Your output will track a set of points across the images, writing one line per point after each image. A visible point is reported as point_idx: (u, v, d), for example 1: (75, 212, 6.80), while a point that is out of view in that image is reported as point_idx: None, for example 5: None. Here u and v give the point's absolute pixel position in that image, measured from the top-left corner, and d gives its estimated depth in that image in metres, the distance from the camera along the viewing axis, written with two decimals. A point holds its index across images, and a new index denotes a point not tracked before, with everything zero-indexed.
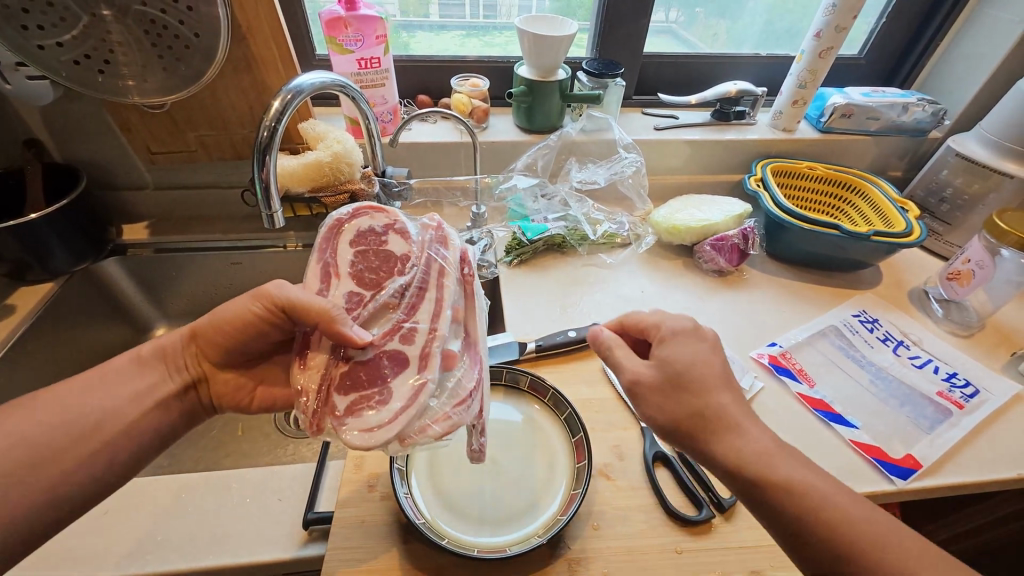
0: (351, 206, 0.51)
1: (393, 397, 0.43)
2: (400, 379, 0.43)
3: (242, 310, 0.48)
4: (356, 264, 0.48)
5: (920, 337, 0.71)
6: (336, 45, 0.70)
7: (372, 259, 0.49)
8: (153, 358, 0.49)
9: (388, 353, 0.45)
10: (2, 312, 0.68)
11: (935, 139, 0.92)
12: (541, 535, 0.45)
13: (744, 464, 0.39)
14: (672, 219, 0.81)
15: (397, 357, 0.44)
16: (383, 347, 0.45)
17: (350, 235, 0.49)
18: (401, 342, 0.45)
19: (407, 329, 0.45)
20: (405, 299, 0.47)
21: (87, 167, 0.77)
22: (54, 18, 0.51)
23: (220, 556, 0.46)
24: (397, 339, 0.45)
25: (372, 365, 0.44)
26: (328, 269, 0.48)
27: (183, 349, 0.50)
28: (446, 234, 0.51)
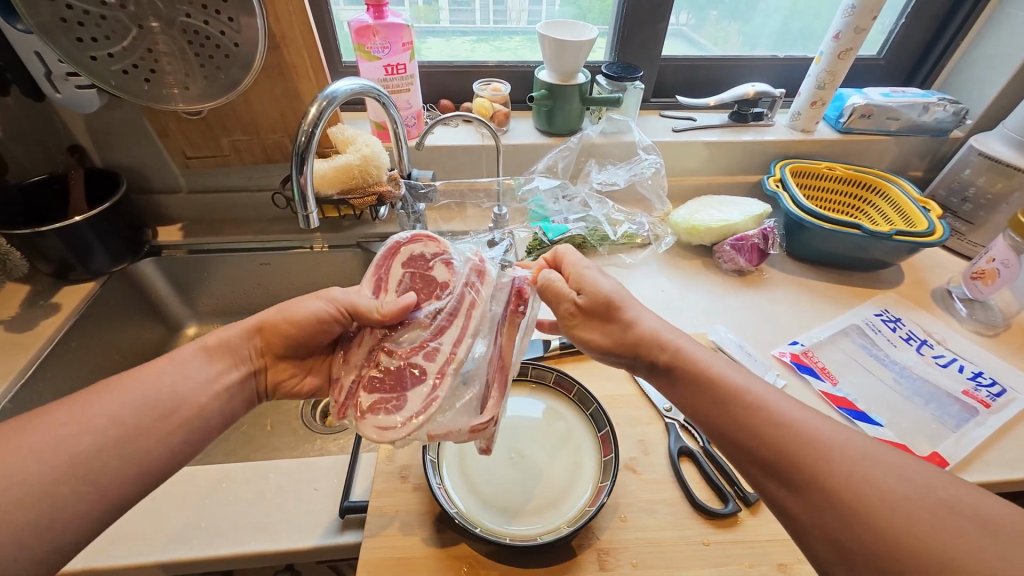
0: (409, 231, 0.55)
1: (409, 403, 0.45)
2: (417, 391, 0.46)
3: (317, 315, 0.51)
4: (403, 282, 0.52)
5: (944, 336, 0.71)
6: (364, 52, 0.73)
7: (417, 282, 0.52)
8: (218, 349, 0.49)
9: (410, 367, 0.47)
10: (47, 310, 0.71)
11: (956, 139, 0.92)
12: (570, 526, 0.46)
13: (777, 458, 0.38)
14: (691, 219, 0.82)
15: (420, 371, 0.47)
16: (408, 359, 0.48)
17: (404, 257, 0.53)
18: (425, 358, 0.47)
19: (431, 347, 0.48)
20: (439, 317, 0.49)
21: (126, 171, 0.80)
22: (106, 31, 0.54)
23: (262, 542, 0.48)
24: (421, 354, 0.48)
25: (397, 373, 0.47)
26: (380, 282, 0.52)
27: (245, 340, 0.51)
28: (485, 268, 0.53)
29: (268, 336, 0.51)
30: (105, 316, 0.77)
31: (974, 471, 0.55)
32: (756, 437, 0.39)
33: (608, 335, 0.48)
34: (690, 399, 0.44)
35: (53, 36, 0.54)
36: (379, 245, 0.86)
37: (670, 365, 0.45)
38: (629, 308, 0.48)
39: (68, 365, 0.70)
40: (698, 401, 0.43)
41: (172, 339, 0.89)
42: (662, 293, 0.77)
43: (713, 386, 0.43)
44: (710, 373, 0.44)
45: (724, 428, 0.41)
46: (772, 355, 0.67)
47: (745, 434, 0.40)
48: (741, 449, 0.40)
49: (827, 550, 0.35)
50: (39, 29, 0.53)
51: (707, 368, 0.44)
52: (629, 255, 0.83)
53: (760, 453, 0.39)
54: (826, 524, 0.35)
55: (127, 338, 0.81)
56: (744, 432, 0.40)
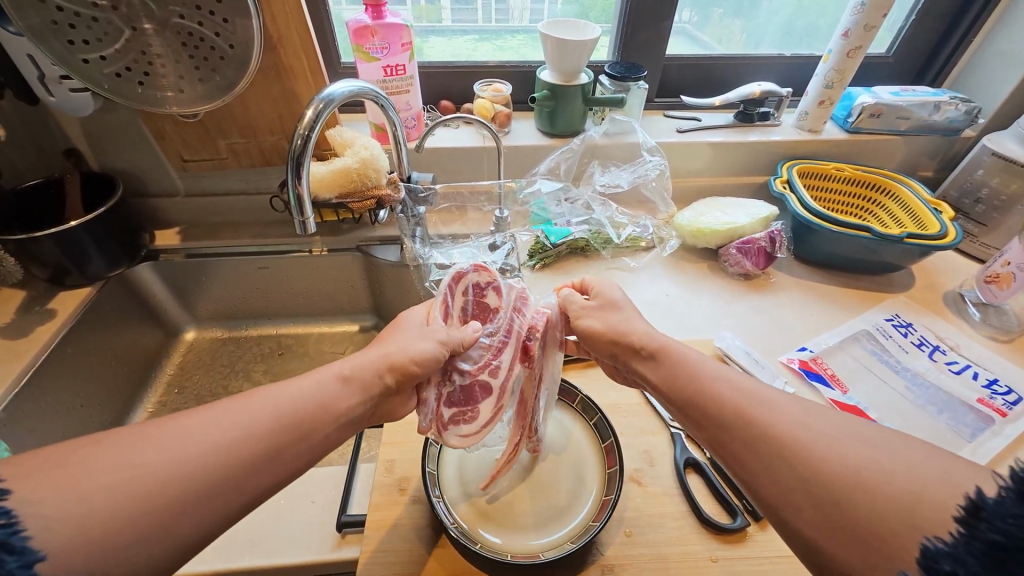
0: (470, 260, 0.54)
1: (483, 415, 0.49)
2: (486, 404, 0.49)
3: (434, 358, 0.46)
4: (467, 310, 0.53)
5: (957, 341, 0.69)
6: (362, 53, 0.71)
7: (472, 307, 0.53)
8: (353, 382, 0.42)
9: (479, 384, 0.50)
10: (43, 316, 0.70)
11: (967, 138, 0.90)
12: (573, 541, 0.45)
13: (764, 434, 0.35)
14: (696, 222, 0.81)
15: (487, 387, 0.50)
16: (476, 377, 0.50)
17: (468, 287, 0.53)
18: (491, 373, 0.50)
19: (494, 364, 0.50)
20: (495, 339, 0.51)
21: (122, 175, 0.79)
22: (98, 33, 0.53)
23: (258, 557, 0.46)
24: (488, 371, 0.50)
25: (470, 390, 0.50)
26: (450, 311, 0.51)
27: (379, 375, 0.44)
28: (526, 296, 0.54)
29: (402, 376, 0.45)
30: (103, 320, 0.76)
31: None
32: (723, 411, 0.38)
33: (603, 325, 0.49)
34: (665, 380, 0.43)
35: (43, 39, 0.52)
36: (379, 248, 0.84)
37: (654, 353, 0.45)
38: (618, 317, 0.49)
39: (64, 372, 0.69)
40: (668, 382, 0.42)
41: (170, 344, 0.88)
42: (667, 297, 0.76)
43: (681, 367, 0.42)
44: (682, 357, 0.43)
45: (692, 404, 0.40)
46: (779, 362, 0.66)
47: (712, 407, 0.38)
48: (707, 425, 0.39)
49: (794, 518, 0.32)
50: (30, 32, 0.52)
51: (679, 354, 0.44)
52: (632, 258, 0.82)
53: (725, 426, 0.37)
54: (791, 490, 0.33)
55: (124, 344, 0.80)
56: (710, 408, 0.39)
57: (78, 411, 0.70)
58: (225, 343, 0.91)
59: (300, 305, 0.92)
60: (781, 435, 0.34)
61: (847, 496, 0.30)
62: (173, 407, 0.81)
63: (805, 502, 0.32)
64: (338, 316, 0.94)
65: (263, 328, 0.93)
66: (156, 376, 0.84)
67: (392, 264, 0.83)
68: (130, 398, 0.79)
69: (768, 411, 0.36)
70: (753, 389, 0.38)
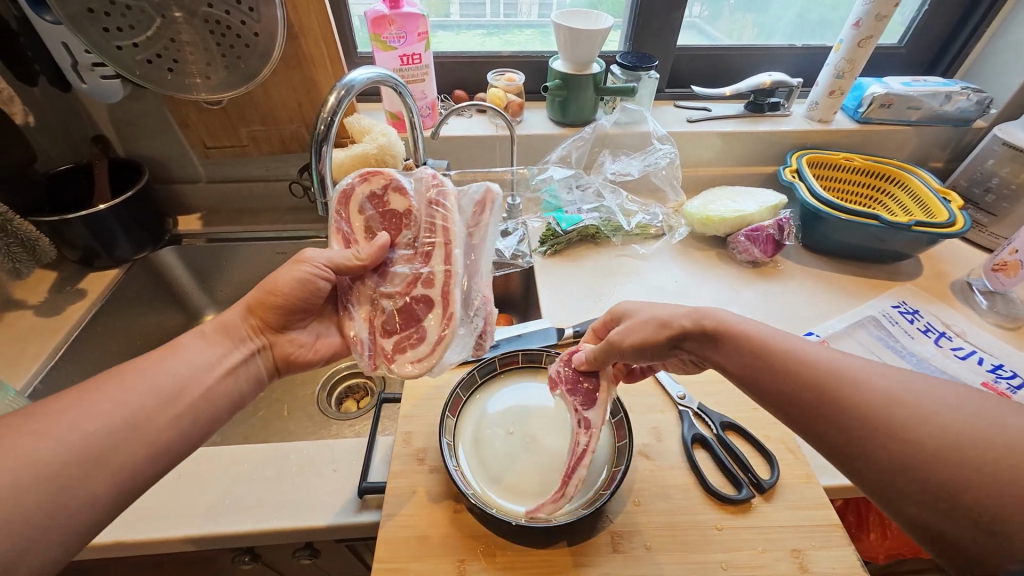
0: (354, 172, 0.53)
1: (427, 331, 0.47)
2: (430, 319, 0.48)
3: (292, 283, 0.50)
4: (371, 227, 0.52)
5: (963, 328, 0.70)
6: (380, 42, 0.73)
7: (379, 221, 0.52)
8: (218, 333, 0.49)
9: (416, 299, 0.49)
10: (74, 295, 0.73)
11: (979, 128, 0.90)
12: (584, 508, 0.47)
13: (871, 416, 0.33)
14: (705, 210, 0.82)
15: (423, 300, 0.49)
16: (409, 297, 0.49)
17: (358, 201, 0.52)
18: (425, 286, 0.49)
19: (425, 274, 0.49)
20: (417, 247, 0.50)
21: (147, 162, 0.82)
22: (131, 21, 0.55)
23: (285, 519, 0.49)
24: (419, 284, 0.49)
25: (405, 310, 0.49)
26: (350, 236, 0.52)
27: (242, 319, 0.51)
28: (442, 181, 0.50)
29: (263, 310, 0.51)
30: (130, 302, 0.79)
31: None
32: (822, 399, 0.35)
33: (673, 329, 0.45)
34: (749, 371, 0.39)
35: (80, 26, 0.55)
36: None
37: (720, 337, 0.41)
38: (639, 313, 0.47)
39: (92, 349, 0.71)
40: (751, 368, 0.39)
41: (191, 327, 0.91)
42: (676, 283, 0.77)
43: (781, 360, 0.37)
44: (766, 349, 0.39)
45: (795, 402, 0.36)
46: None
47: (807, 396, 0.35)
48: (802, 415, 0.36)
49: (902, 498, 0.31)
50: (67, 19, 0.54)
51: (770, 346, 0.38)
52: (642, 245, 0.83)
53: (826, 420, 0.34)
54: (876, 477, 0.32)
55: (149, 325, 0.83)
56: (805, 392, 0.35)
57: None
58: None
59: None
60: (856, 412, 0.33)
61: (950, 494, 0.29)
62: None
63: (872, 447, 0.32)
64: None
65: None
66: None
67: None
68: None
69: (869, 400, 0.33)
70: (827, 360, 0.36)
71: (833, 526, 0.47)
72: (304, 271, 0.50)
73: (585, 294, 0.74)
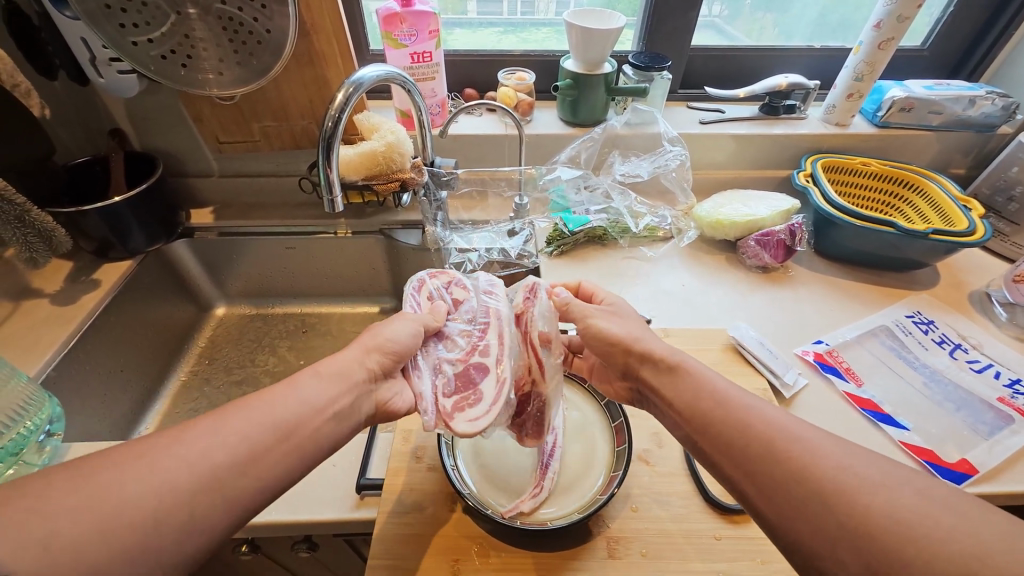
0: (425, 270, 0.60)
1: (486, 393, 0.48)
2: (486, 383, 0.49)
3: (413, 341, 0.50)
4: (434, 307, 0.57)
5: (980, 341, 0.68)
6: (391, 39, 0.73)
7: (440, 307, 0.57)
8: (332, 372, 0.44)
9: (473, 366, 0.50)
10: (88, 286, 0.74)
11: (1003, 135, 0.88)
12: (580, 512, 0.46)
13: (749, 435, 0.37)
14: (716, 214, 0.81)
15: (482, 367, 0.50)
16: (468, 362, 0.50)
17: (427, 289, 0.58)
18: (483, 355, 0.50)
19: (483, 345, 0.51)
20: (473, 324, 0.53)
21: (162, 155, 0.83)
22: (147, 17, 0.56)
23: (283, 513, 0.49)
24: (477, 354, 0.51)
25: (463, 373, 0.50)
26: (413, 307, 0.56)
27: (360, 362, 0.46)
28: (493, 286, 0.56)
29: (381, 359, 0.48)
30: (142, 293, 0.80)
31: (1007, 480, 0.52)
32: (706, 415, 0.40)
33: (624, 330, 0.49)
34: (680, 396, 0.43)
35: (98, 23, 0.56)
36: (401, 232, 0.87)
37: (673, 368, 0.44)
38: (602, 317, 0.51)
39: (103, 339, 0.73)
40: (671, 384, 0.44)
41: (202, 319, 0.93)
42: (683, 287, 0.76)
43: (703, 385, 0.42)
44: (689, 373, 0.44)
45: (695, 411, 0.41)
46: (795, 354, 0.66)
47: (715, 420, 0.39)
48: (713, 445, 0.39)
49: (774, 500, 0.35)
50: (85, 15, 0.55)
51: (702, 376, 0.43)
52: (649, 248, 0.83)
53: (723, 434, 0.38)
54: (769, 502, 0.35)
55: (160, 316, 0.84)
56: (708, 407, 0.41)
57: (118, 375, 0.75)
58: (252, 319, 0.95)
59: (323, 285, 0.95)
60: (752, 427, 0.38)
61: (826, 515, 0.32)
62: (203, 377, 0.85)
63: (757, 458, 0.36)
64: (359, 297, 0.97)
65: (288, 306, 0.97)
66: (188, 348, 0.88)
67: (413, 247, 0.86)
68: (165, 367, 0.83)
69: (764, 422, 0.38)
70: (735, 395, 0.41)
71: None
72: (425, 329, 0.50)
73: None
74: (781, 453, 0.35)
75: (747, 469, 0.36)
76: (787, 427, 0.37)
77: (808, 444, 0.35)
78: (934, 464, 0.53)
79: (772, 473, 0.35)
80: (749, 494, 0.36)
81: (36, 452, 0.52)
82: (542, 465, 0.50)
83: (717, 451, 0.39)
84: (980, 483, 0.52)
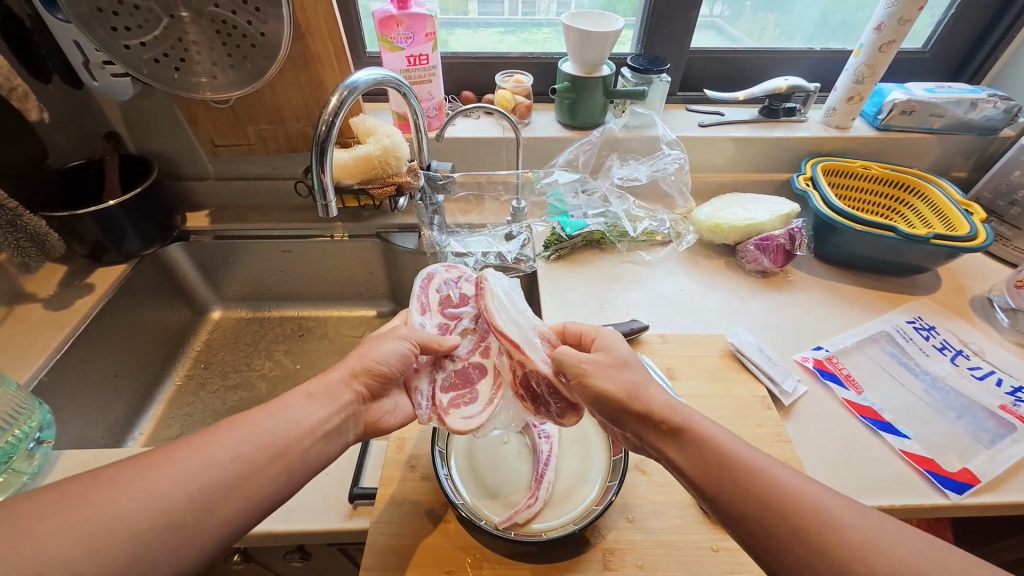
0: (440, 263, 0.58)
1: (483, 390, 0.50)
2: (484, 382, 0.50)
3: (400, 357, 0.48)
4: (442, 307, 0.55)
5: (982, 347, 0.67)
6: (387, 42, 0.73)
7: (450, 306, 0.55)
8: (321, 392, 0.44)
9: (473, 365, 0.51)
10: (82, 290, 0.74)
11: (1006, 138, 0.87)
12: (575, 524, 0.46)
13: (765, 504, 0.35)
14: (715, 217, 0.80)
15: (482, 366, 0.51)
16: (470, 360, 0.52)
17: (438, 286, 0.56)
18: (483, 355, 0.52)
19: (485, 345, 0.53)
20: (478, 325, 0.54)
21: (157, 158, 0.83)
22: (138, 20, 0.56)
23: (274, 523, 0.49)
24: (479, 352, 0.52)
25: (462, 371, 0.51)
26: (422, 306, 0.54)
27: (347, 384, 0.46)
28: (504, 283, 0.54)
29: (369, 380, 0.47)
30: (137, 298, 0.80)
31: (1008, 490, 0.52)
32: (720, 481, 0.37)
33: (619, 386, 0.43)
34: (690, 460, 0.39)
35: (89, 26, 0.56)
36: (398, 236, 0.86)
37: (678, 430, 0.40)
38: (598, 371, 0.44)
39: (98, 344, 0.72)
40: (678, 448, 0.40)
41: (198, 322, 0.92)
42: (682, 292, 0.76)
43: (713, 446, 0.39)
44: (699, 433, 0.40)
45: (707, 478, 0.38)
46: (794, 360, 0.65)
47: (726, 490, 0.37)
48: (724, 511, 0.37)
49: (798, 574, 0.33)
50: (76, 18, 0.55)
51: (712, 435, 0.39)
52: (648, 252, 0.82)
53: (739, 502, 0.36)
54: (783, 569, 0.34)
55: (156, 321, 0.84)
56: (721, 474, 0.37)
57: (112, 380, 0.74)
58: (249, 323, 0.94)
59: (320, 289, 0.95)
60: (768, 495, 0.35)
61: None
62: (198, 381, 0.84)
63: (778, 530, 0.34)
64: (356, 300, 0.96)
65: (285, 310, 0.96)
66: (183, 352, 0.88)
67: (410, 250, 0.85)
68: (160, 372, 0.83)
69: (782, 488, 0.35)
70: (745, 459, 0.38)
71: None
72: (403, 347, 0.48)
73: (589, 299, 0.73)
74: (803, 530, 0.33)
75: (771, 547, 0.35)
76: (803, 492, 0.35)
77: (841, 518, 0.33)
78: (935, 474, 0.53)
79: (793, 543, 0.34)
80: (765, 561, 0.35)
81: (25, 460, 0.51)
82: (537, 475, 0.50)
83: (732, 521, 0.37)
84: (982, 493, 0.51)
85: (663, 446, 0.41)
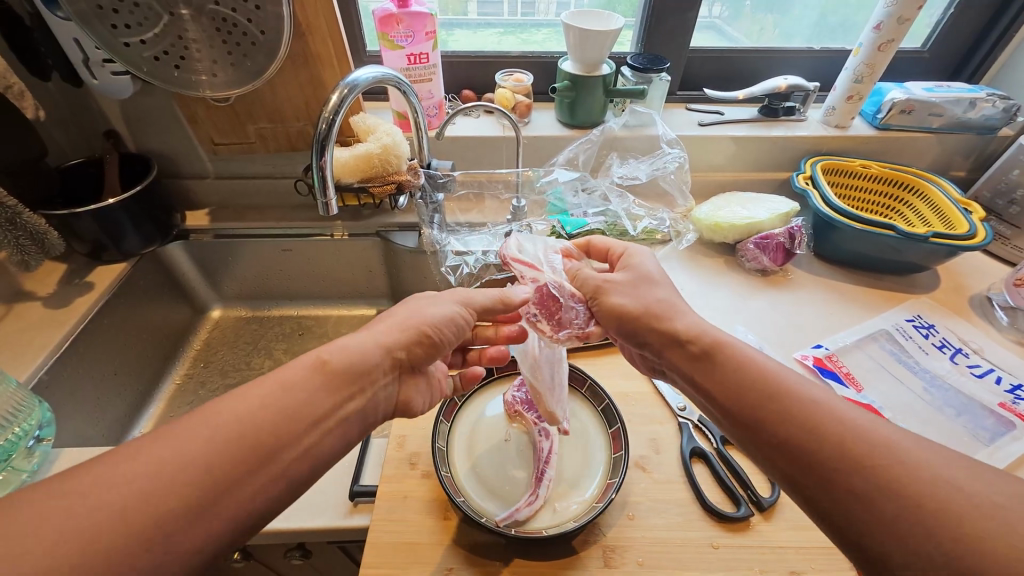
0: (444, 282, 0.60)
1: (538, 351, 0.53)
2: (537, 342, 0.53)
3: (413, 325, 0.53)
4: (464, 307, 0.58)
5: (982, 345, 0.67)
6: (387, 41, 0.73)
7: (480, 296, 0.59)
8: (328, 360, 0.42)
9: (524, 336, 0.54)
10: (81, 288, 0.74)
11: (1004, 137, 0.87)
12: (576, 520, 0.46)
13: (790, 418, 0.35)
14: (714, 216, 0.80)
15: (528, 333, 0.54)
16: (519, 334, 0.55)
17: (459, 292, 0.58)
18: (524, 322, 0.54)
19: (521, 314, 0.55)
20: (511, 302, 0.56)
21: (156, 156, 0.83)
22: (139, 18, 0.56)
23: (275, 521, 0.48)
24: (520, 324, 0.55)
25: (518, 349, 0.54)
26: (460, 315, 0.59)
27: None
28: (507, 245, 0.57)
29: None
30: (136, 296, 0.80)
31: None
32: (748, 403, 0.38)
33: (638, 302, 0.47)
34: (716, 380, 0.40)
35: (90, 24, 0.56)
36: (398, 235, 0.86)
37: (707, 352, 0.42)
38: (617, 292, 0.48)
39: (97, 342, 0.72)
40: (708, 373, 0.41)
41: (197, 321, 0.92)
42: (682, 290, 0.76)
43: (739, 366, 0.40)
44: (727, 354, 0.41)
45: (734, 396, 0.39)
46: (793, 358, 0.65)
47: (756, 401, 0.37)
48: (747, 423, 0.38)
49: (830, 489, 0.32)
50: (77, 16, 0.55)
51: (739, 354, 0.41)
52: (649, 251, 0.82)
53: (766, 417, 0.36)
54: (809, 483, 0.34)
55: (156, 320, 0.83)
56: (747, 394, 0.38)
57: (111, 379, 0.74)
58: (249, 321, 0.94)
59: (320, 288, 0.95)
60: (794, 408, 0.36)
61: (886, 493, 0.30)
62: (198, 380, 0.84)
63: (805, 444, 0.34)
64: (356, 299, 0.96)
65: (285, 308, 0.96)
66: (183, 351, 0.88)
67: (410, 249, 0.85)
68: (159, 371, 0.82)
69: (809, 399, 0.36)
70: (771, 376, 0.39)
71: (828, 549, 0.46)
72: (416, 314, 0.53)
73: None
74: (832, 439, 0.33)
75: (800, 465, 0.34)
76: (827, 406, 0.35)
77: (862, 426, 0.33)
78: None
79: (820, 454, 0.33)
80: (799, 483, 0.34)
81: (25, 458, 0.51)
82: (538, 473, 0.50)
83: (763, 444, 0.37)
84: None
85: (691, 371, 0.43)
